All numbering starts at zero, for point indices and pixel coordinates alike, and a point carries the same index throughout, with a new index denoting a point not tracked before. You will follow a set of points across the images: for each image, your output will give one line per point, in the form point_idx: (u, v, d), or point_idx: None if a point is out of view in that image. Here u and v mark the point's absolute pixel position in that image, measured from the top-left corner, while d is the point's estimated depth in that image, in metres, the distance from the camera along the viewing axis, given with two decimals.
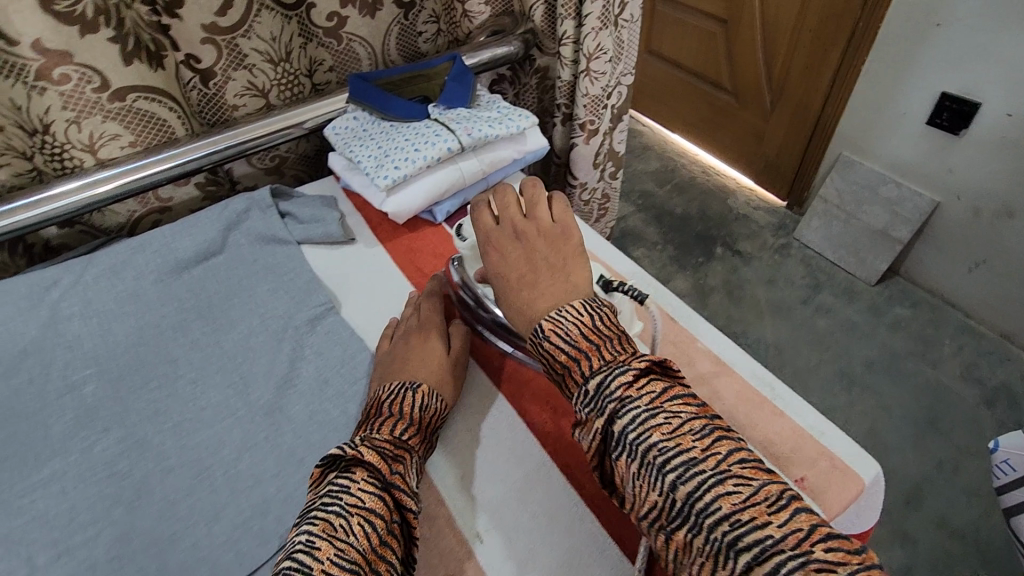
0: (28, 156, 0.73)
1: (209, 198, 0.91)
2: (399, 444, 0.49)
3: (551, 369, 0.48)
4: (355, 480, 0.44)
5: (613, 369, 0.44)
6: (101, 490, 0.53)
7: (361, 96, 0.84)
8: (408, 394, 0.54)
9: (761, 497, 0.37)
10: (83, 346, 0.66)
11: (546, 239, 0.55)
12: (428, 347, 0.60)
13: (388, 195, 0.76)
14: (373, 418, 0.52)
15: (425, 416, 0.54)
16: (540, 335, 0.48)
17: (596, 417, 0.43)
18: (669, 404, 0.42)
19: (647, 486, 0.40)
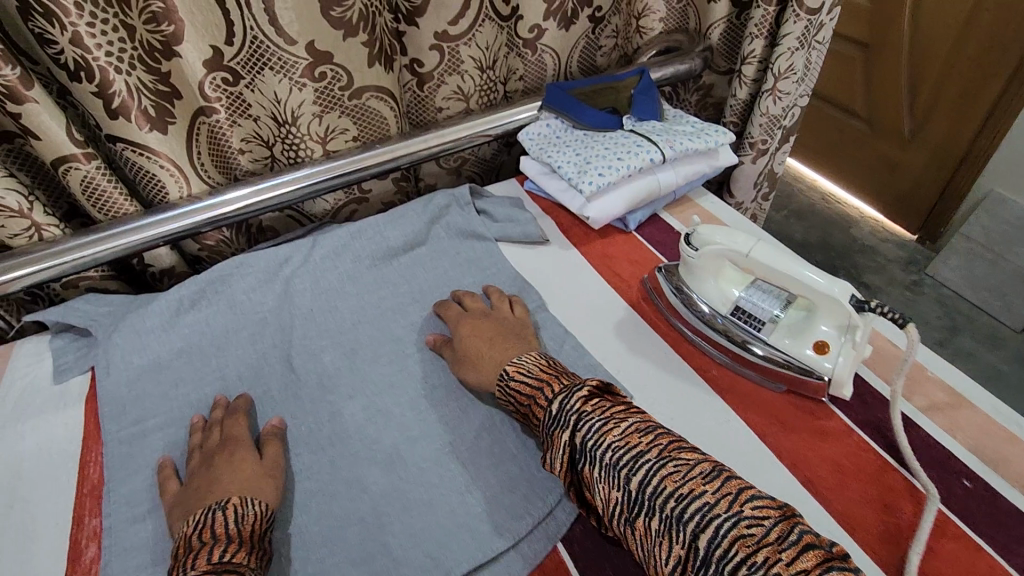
0: (269, 145, 0.82)
1: (400, 193, 0.97)
2: (220, 571, 0.43)
3: (519, 407, 0.56)
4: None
5: (570, 388, 0.53)
6: (357, 452, 0.58)
7: (558, 105, 0.88)
8: (217, 515, 0.48)
9: (696, 472, 0.45)
10: (315, 321, 0.71)
11: (504, 322, 0.66)
12: (237, 461, 0.54)
13: (588, 200, 0.79)
14: (184, 558, 0.45)
15: (246, 527, 0.48)
16: (504, 378, 0.57)
17: (561, 430, 0.50)
18: (619, 413, 0.50)
19: (609, 485, 0.47)
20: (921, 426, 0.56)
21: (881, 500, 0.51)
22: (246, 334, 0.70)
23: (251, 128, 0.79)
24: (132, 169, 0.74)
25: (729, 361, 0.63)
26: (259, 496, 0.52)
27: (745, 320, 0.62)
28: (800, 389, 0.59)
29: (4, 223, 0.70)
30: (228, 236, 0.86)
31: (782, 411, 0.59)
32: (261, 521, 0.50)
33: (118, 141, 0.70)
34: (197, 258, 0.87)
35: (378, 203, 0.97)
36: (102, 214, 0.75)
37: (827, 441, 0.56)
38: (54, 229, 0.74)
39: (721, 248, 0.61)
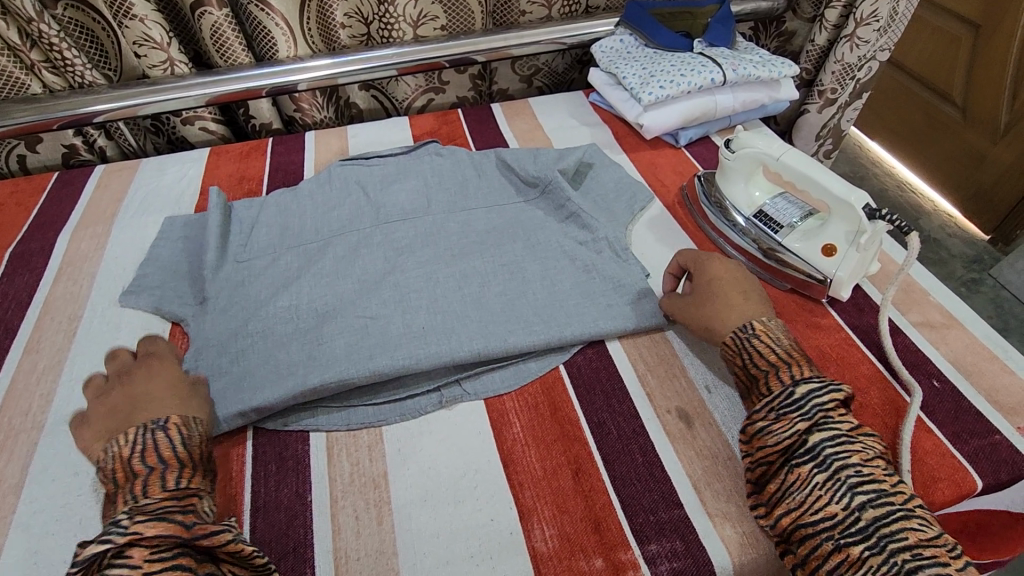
0: (367, 22, 0.92)
1: (473, 90, 1.05)
2: (179, 495, 0.44)
3: (741, 370, 0.53)
4: (143, 553, 0.40)
5: (826, 384, 0.49)
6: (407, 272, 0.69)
7: (636, 23, 0.93)
8: (152, 433, 0.47)
9: (941, 541, 0.41)
10: (407, 243, 0.71)
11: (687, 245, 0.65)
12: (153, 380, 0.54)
13: (645, 110, 0.85)
14: (132, 482, 0.45)
15: (193, 450, 0.48)
16: (745, 331, 0.54)
17: (798, 416, 0.47)
18: (864, 438, 0.47)
19: (828, 495, 0.43)
20: (908, 335, 0.61)
21: (853, 382, 0.58)
22: (337, 225, 0.74)
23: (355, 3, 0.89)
24: (252, 23, 0.85)
25: (743, 259, 0.69)
26: (196, 414, 0.52)
27: (765, 223, 0.68)
28: (804, 291, 0.65)
29: (146, 53, 0.83)
30: (321, 103, 0.98)
31: (784, 306, 0.65)
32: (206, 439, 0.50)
33: None
34: (291, 119, 0.99)
35: (453, 97, 1.06)
36: (222, 61, 0.88)
37: (819, 332, 0.62)
38: (184, 66, 0.87)
39: (755, 152, 0.67)
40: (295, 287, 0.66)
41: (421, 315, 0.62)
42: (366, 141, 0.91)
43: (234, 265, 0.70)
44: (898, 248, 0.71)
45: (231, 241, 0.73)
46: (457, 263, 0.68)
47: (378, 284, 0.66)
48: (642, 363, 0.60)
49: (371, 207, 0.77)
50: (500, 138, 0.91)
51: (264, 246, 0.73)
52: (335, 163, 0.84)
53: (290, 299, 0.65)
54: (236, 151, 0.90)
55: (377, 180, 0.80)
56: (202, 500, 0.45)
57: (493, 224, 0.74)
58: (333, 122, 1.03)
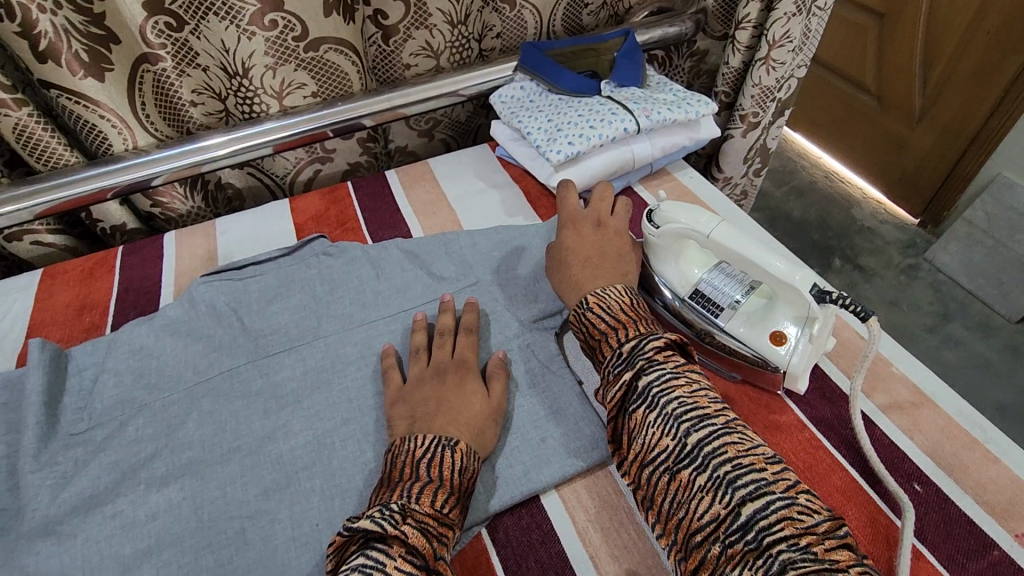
0: (222, 98, 0.77)
1: (367, 154, 0.93)
2: (438, 519, 0.43)
3: (589, 339, 0.54)
4: (393, 556, 0.40)
5: (649, 335, 0.50)
6: (290, 421, 0.56)
7: (536, 66, 0.82)
8: (446, 454, 0.47)
9: (760, 450, 0.42)
10: (292, 389, 0.58)
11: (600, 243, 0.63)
12: (468, 392, 0.53)
13: (557, 169, 0.75)
14: (407, 476, 0.46)
15: (461, 481, 0.47)
16: (581, 306, 0.55)
17: (626, 370, 0.48)
18: (693, 373, 0.48)
19: (662, 432, 0.44)
20: (879, 426, 0.53)
21: (827, 503, 0.49)
22: (204, 368, 0.61)
23: (202, 79, 0.74)
24: (71, 118, 0.70)
25: (685, 347, 0.60)
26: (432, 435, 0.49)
27: (703, 304, 0.58)
28: (757, 381, 0.56)
29: None
30: (183, 193, 0.83)
31: (737, 402, 0.56)
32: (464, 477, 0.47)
33: (51, 87, 0.66)
34: (151, 215, 0.84)
35: (345, 165, 0.93)
36: (43, 165, 0.72)
37: (780, 436, 0.53)
38: None
39: (680, 228, 0.57)
40: (145, 472, 0.53)
41: (315, 502, 0.50)
42: (239, 238, 0.77)
43: (67, 438, 0.55)
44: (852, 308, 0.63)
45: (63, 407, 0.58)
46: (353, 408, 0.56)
47: (253, 459, 0.53)
48: (583, 510, 0.50)
49: (247, 337, 0.64)
50: (398, 217, 0.78)
51: (109, 405, 0.58)
52: (198, 279, 0.69)
53: (141, 491, 0.51)
54: (75, 271, 0.73)
55: (254, 300, 0.67)
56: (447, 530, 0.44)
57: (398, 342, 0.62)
58: (204, 211, 0.88)
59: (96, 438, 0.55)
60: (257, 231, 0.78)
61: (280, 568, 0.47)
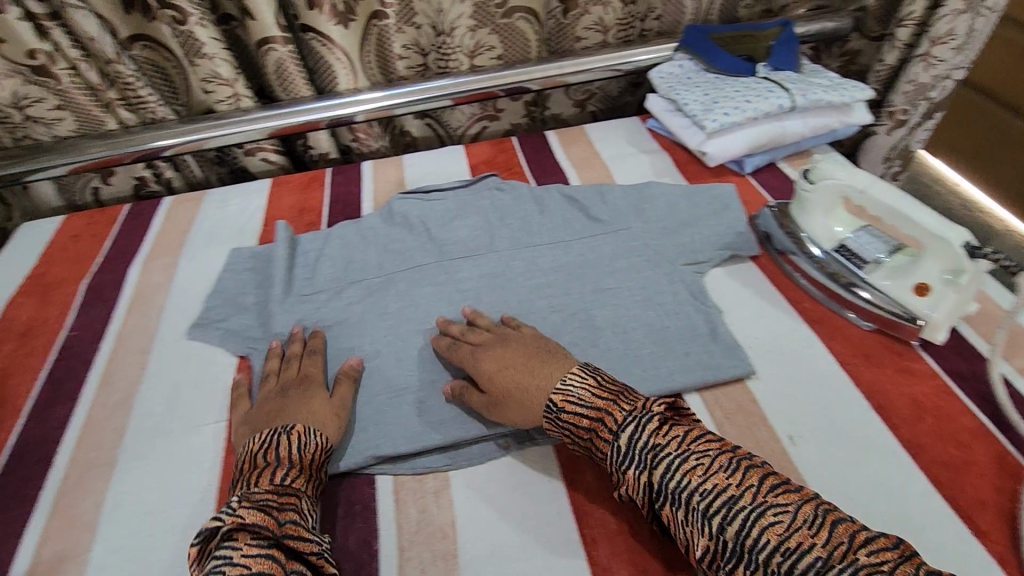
0: (424, 53, 0.92)
1: (527, 116, 1.05)
2: (282, 492, 0.47)
3: (576, 437, 0.50)
4: (238, 547, 0.41)
5: (638, 418, 0.46)
6: (470, 308, 0.68)
7: (696, 47, 0.90)
8: (281, 439, 0.51)
9: (799, 521, 0.39)
10: (472, 287, 0.70)
11: (524, 342, 0.57)
12: (308, 398, 0.56)
13: (708, 137, 0.82)
14: (247, 474, 0.49)
15: (308, 455, 0.51)
16: (551, 412, 0.50)
17: (632, 468, 0.45)
18: (697, 446, 0.44)
19: (700, 533, 0.41)
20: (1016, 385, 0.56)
21: (953, 438, 0.53)
22: (399, 262, 0.74)
23: (413, 35, 0.89)
24: (314, 57, 0.87)
25: (824, 298, 0.66)
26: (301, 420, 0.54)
27: (847, 258, 0.65)
28: (892, 331, 0.62)
29: (214, 89, 0.86)
30: (377, 133, 0.99)
31: (870, 347, 0.61)
32: (304, 453, 0.50)
33: (308, 30, 0.83)
34: (348, 148, 1.01)
35: (507, 124, 1.05)
36: (285, 95, 0.90)
37: (912, 379, 0.58)
38: (248, 100, 0.89)
39: (837, 183, 0.64)
40: (358, 328, 0.67)
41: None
42: (424, 170, 0.91)
43: (299, 296, 0.71)
44: (998, 286, 0.66)
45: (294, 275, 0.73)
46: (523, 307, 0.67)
47: (442, 331, 0.66)
48: (720, 409, 0.57)
49: (433, 244, 0.76)
50: (558, 167, 0.89)
51: (327, 278, 0.73)
52: (395, 197, 0.84)
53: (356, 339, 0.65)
54: (296, 183, 0.91)
55: (439, 217, 0.80)
56: (296, 504, 0.47)
57: (558, 262, 0.73)
58: (388, 150, 1.04)
59: (320, 300, 0.70)
60: (438, 167, 0.91)
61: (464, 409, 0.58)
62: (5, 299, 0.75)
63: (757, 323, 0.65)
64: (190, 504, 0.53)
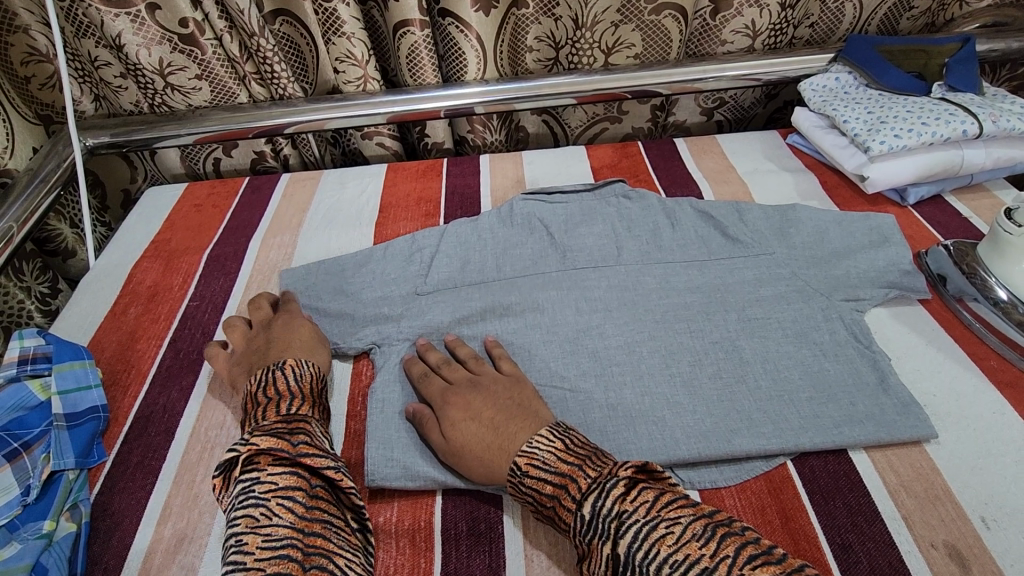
0: (557, 47, 0.88)
1: (651, 121, 0.99)
2: (289, 419, 0.50)
3: (539, 505, 0.45)
4: (263, 467, 0.45)
5: (602, 484, 0.42)
6: (599, 323, 0.63)
7: (860, 59, 0.82)
8: (276, 374, 0.54)
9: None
10: (601, 300, 0.65)
11: (502, 394, 0.53)
12: (281, 321, 0.61)
13: (870, 160, 0.74)
14: (254, 409, 0.52)
15: (305, 385, 0.54)
16: (514, 475, 0.46)
17: (601, 542, 0.40)
18: (668, 512, 0.40)
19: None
20: None
21: None
22: (521, 265, 0.70)
23: (549, 27, 0.85)
24: (447, 43, 0.84)
25: (1016, 358, 0.57)
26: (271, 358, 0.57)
27: None
28: None
29: (345, 69, 0.84)
30: (494, 126, 0.96)
31: None
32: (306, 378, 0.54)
33: (447, 15, 0.80)
34: (463, 139, 0.98)
35: (628, 127, 1.00)
36: (411, 80, 0.87)
37: None
38: (376, 83, 0.87)
39: None
40: (481, 333, 0.63)
41: (626, 393, 0.56)
42: (544, 170, 0.86)
43: (417, 291, 0.68)
44: None
45: (412, 267, 0.71)
46: (657, 330, 0.61)
47: (570, 345, 0.61)
48: (894, 474, 0.50)
49: (557, 249, 0.72)
50: (690, 179, 0.83)
51: (446, 275, 0.69)
52: (516, 196, 0.80)
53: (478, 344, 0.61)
54: (413, 170, 0.88)
55: (562, 221, 0.75)
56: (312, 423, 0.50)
57: (696, 283, 0.67)
58: (502, 145, 1.00)
59: (438, 297, 0.67)
60: (559, 167, 0.87)
61: (598, 435, 0.54)
62: (131, 261, 0.77)
63: (932, 378, 0.57)
64: None
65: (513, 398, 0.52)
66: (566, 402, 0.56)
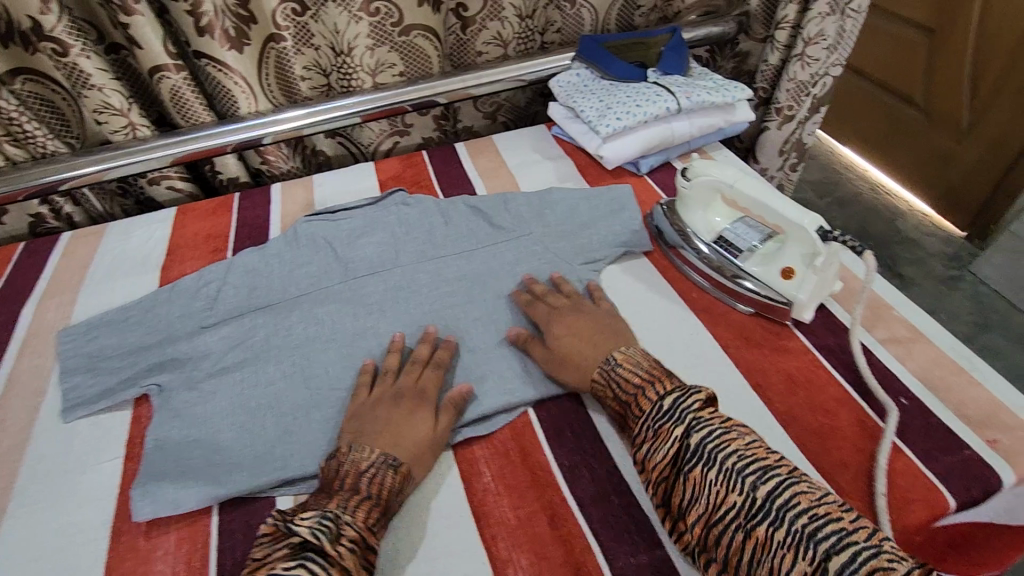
0: (327, 73, 0.93)
1: (438, 130, 1.07)
2: (370, 530, 0.47)
3: (618, 396, 0.56)
4: (327, 569, 0.43)
5: (687, 389, 0.52)
6: (374, 323, 0.69)
7: (591, 56, 0.94)
8: (382, 470, 0.50)
9: (832, 501, 0.43)
10: (376, 302, 0.71)
11: (598, 317, 0.64)
12: (409, 417, 0.55)
13: (604, 141, 0.86)
14: (346, 492, 0.49)
15: (381, 485, 0.50)
16: (608, 363, 0.58)
17: (673, 425, 0.50)
18: (737, 428, 0.49)
19: (725, 487, 0.45)
20: (876, 354, 0.62)
21: (822, 406, 0.58)
22: (304, 283, 0.75)
23: (312, 56, 0.90)
24: (212, 84, 0.86)
25: (709, 287, 0.70)
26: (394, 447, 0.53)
27: (726, 248, 0.70)
28: (768, 313, 0.66)
29: (108, 119, 0.84)
30: (286, 154, 0.99)
31: (750, 331, 0.66)
32: (392, 469, 0.51)
33: (201, 57, 0.82)
34: (259, 171, 1.00)
35: (419, 139, 1.08)
36: (184, 121, 0.88)
37: (786, 356, 0.63)
38: (146, 129, 0.87)
39: (711, 179, 0.69)
40: (263, 353, 0.67)
41: None
42: (333, 190, 0.91)
43: (200, 325, 0.70)
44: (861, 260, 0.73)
45: (196, 303, 0.73)
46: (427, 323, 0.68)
47: (347, 348, 0.66)
48: None
49: (339, 263, 0.77)
50: (465, 179, 0.91)
51: (231, 306, 0.72)
52: (302, 219, 0.84)
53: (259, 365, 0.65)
54: (203, 209, 0.89)
55: (345, 236, 0.81)
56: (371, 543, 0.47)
57: (463, 271, 0.74)
58: (300, 172, 1.04)
59: (222, 328, 0.69)
60: (345, 186, 0.92)
61: None
62: None
63: (647, 316, 0.68)
64: (80, 548, 0.52)
65: (614, 327, 0.63)
66: (342, 399, 0.62)
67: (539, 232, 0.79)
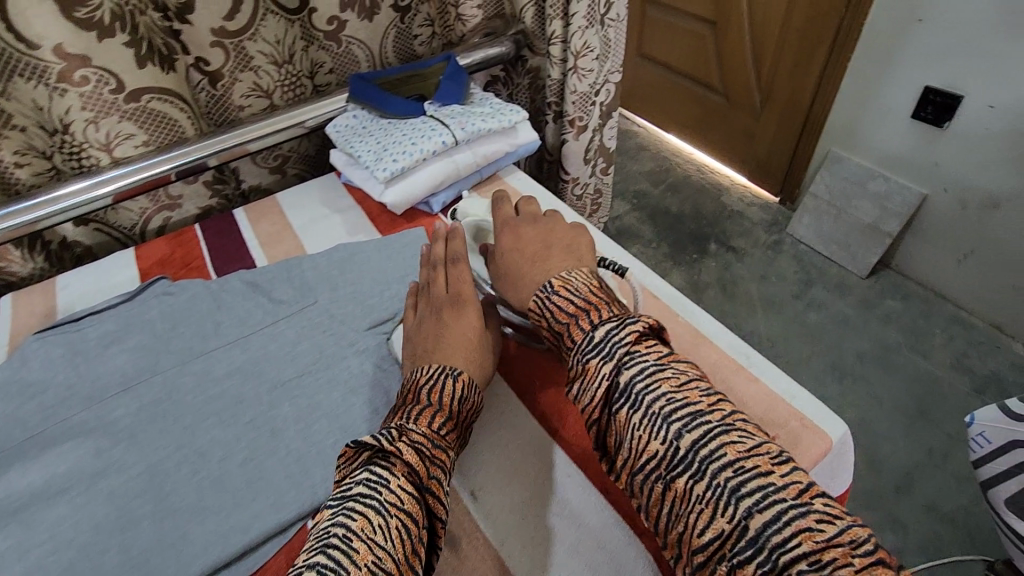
0: (48, 155, 0.78)
1: (217, 196, 0.96)
2: (434, 438, 0.50)
3: (557, 322, 0.54)
4: (395, 474, 0.45)
5: (622, 321, 0.50)
6: (121, 456, 0.57)
7: (363, 96, 0.88)
8: (447, 382, 0.53)
9: (763, 450, 0.41)
10: (126, 427, 0.60)
11: (552, 231, 0.65)
12: (463, 320, 0.60)
13: (386, 185, 0.80)
14: (409, 403, 0.52)
15: (451, 399, 0.53)
16: (546, 291, 0.56)
17: (601, 360, 0.49)
18: (676, 364, 0.48)
19: (648, 433, 0.44)
20: None
21: None
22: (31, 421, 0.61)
23: (22, 139, 0.75)
24: None
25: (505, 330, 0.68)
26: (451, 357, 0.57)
27: None
28: None
29: None
30: (22, 256, 0.83)
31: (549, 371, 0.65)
32: (455, 389, 0.53)
33: None
34: None
35: (196, 210, 0.96)
36: None
37: None
38: None
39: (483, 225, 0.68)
40: None
41: (148, 526, 0.52)
42: (82, 293, 0.77)
43: None
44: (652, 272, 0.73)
45: None
46: (190, 440, 0.58)
47: (85, 497, 0.54)
48: None
49: (78, 384, 0.63)
50: (244, 251, 0.81)
51: None
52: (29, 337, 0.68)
53: None
54: None
55: (89, 347, 0.67)
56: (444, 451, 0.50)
57: (235, 365, 0.65)
58: (50, 271, 0.87)
59: None
60: (97, 285, 0.79)
61: None
62: None
63: None
64: None
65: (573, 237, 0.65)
66: (75, 568, 0.50)
67: (324, 300, 0.71)
